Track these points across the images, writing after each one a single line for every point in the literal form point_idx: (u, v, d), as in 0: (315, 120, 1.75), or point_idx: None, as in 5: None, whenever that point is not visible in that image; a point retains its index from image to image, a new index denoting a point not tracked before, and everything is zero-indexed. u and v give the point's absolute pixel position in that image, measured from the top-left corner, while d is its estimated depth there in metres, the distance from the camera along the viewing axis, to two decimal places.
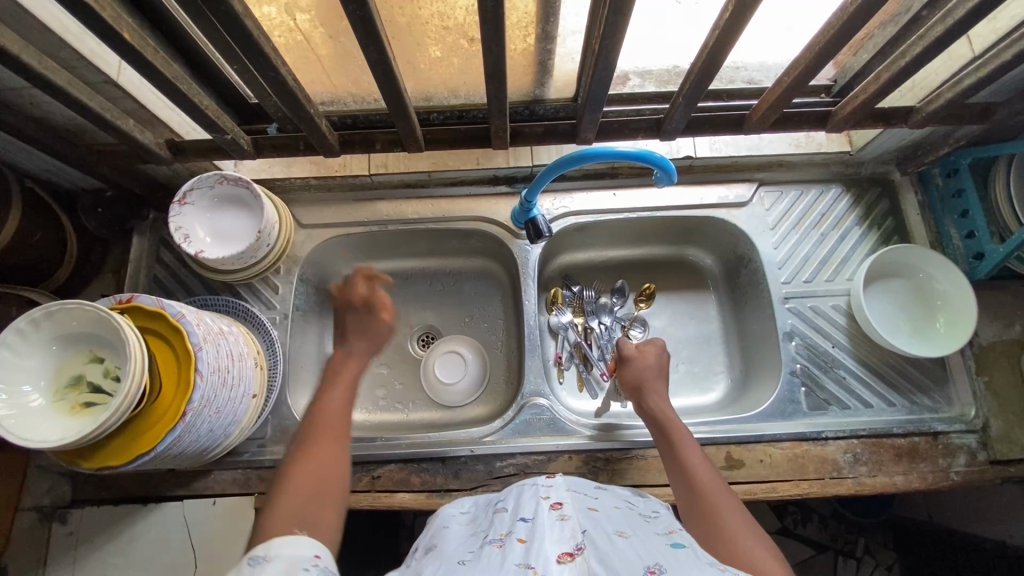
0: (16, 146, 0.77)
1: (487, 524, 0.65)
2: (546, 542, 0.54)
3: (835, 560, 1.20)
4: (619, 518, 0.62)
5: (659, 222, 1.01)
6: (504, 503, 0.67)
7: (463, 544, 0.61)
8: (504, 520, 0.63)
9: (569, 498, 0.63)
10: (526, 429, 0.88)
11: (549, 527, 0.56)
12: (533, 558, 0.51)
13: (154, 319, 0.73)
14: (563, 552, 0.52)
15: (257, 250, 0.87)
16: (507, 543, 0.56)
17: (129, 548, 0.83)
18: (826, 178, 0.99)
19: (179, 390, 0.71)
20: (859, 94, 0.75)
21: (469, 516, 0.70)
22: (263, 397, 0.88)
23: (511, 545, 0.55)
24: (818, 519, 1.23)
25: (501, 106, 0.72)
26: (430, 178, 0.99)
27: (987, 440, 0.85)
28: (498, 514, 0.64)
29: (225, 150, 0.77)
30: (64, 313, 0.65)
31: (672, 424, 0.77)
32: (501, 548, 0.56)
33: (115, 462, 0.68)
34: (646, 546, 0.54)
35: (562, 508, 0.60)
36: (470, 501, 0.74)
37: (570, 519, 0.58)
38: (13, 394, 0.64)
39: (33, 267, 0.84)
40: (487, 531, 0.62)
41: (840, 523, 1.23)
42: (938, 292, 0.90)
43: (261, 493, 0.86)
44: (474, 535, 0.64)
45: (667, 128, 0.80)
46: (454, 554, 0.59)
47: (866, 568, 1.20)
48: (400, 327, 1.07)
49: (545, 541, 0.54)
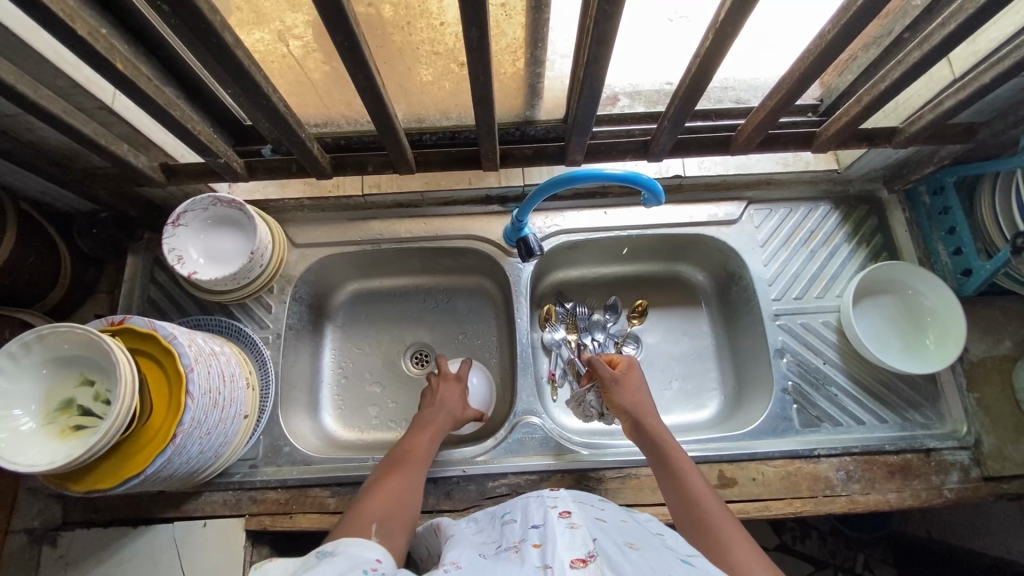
0: (12, 169, 0.78)
1: (497, 533, 0.65)
2: (559, 547, 0.54)
3: None
4: (627, 532, 0.61)
5: (650, 240, 1.02)
6: (512, 513, 0.67)
7: (478, 546, 0.62)
8: (515, 530, 0.62)
9: (578, 507, 0.63)
10: (518, 447, 0.88)
11: (561, 534, 0.57)
12: (549, 560, 0.52)
13: (146, 341, 0.74)
14: (575, 559, 0.52)
15: (251, 270, 0.87)
16: (521, 549, 0.56)
17: (118, 571, 0.83)
18: (814, 196, 1.00)
19: (169, 413, 0.71)
20: (843, 115, 0.76)
21: (475, 527, 0.69)
22: (255, 416, 0.88)
23: (526, 551, 0.56)
24: (817, 535, 1.23)
25: (490, 129, 0.73)
26: (422, 198, 1.00)
27: (980, 456, 0.85)
28: (508, 523, 0.64)
29: (218, 173, 0.78)
30: (56, 336, 0.66)
31: (674, 451, 0.75)
32: (516, 553, 0.56)
33: (105, 485, 0.68)
34: (657, 560, 0.54)
35: (572, 516, 0.60)
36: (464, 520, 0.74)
37: (580, 527, 0.58)
38: (3, 418, 0.64)
39: (27, 289, 0.85)
40: (500, 538, 0.63)
41: (839, 539, 1.23)
42: (927, 307, 0.91)
43: (252, 515, 0.85)
44: (486, 542, 0.64)
45: (654, 149, 0.82)
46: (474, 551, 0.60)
47: None
48: (394, 345, 1.07)
49: (559, 546, 0.54)
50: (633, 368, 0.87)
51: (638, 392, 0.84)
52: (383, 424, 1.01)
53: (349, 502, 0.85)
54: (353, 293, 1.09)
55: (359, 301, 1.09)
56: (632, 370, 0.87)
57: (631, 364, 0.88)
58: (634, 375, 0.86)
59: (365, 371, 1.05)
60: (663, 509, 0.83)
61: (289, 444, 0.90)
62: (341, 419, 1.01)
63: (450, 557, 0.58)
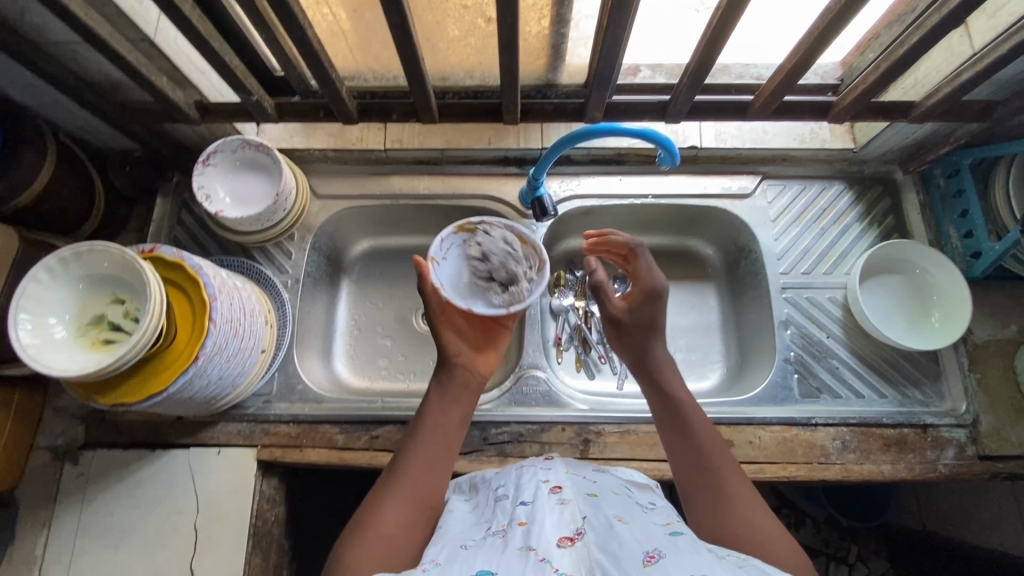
0: (58, 99, 0.82)
1: (489, 511, 0.64)
2: (547, 527, 0.55)
3: (827, 564, 1.20)
4: (619, 505, 0.62)
5: (663, 211, 1.03)
6: (503, 488, 0.67)
7: (466, 527, 0.62)
8: (504, 507, 0.62)
9: (570, 483, 0.64)
10: (522, 398, 0.91)
11: (549, 513, 0.57)
12: (533, 541, 0.53)
13: (172, 270, 0.77)
14: (562, 537, 0.53)
15: (275, 213, 0.91)
16: (508, 529, 0.56)
17: (135, 491, 0.87)
18: (829, 175, 1.01)
19: (192, 337, 0.75)
20: (860, 84, 0.77)
21: (471, 502, 0.69)
22: (272, 353, 0.91)
23: (512, 531, 0.56)
24: (812, 523, 1.23)
25: (513, 79, 0.76)
26: (442, 155, 1.02)
27: (977, 435, 0.86)
28: (499, 500, 0.64)
29: (249, 112, 0.81)
30: (92, 253, 0.69)
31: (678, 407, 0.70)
32: (502, 536, 0.56)
33: (130, 399, 0.71)
34: (645, 532, 0.55)
35: (562, 493, 0.62)
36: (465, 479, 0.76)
37: (569, 503, 0.60)
38: (39, 325, 0.68)
39: (62, 218, 0.88)
40: (489, 517, 0.62)
41: (834, 529, 1.23)
42: (936, 287, 0.92)
43: (263, 447, 0.88)
44: (477, 520, 0.63)
45: (672, 110, 0.83)
46: (457, 536, 0.59)
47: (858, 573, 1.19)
48: (407, 301, 1.10)
49: (546, 526, 0.55)
50: (655, 299, 0.78)
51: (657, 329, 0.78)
52: (391, 375, 1.05)
53: (357, 439, 0.88)
54: (370, 249, 1.12)
55: (375, 257, 1.12)
56: (653, 300, 0.78)
57: (658, 293, 0.78)
58: (650, 308, 0.78)
59: (377, 324, 1.08)
60: (660, 465, 0.85)
61: (301, 382, 0.93)
62: (352, 368, 1.05)
63: (428, 552, 0.56)
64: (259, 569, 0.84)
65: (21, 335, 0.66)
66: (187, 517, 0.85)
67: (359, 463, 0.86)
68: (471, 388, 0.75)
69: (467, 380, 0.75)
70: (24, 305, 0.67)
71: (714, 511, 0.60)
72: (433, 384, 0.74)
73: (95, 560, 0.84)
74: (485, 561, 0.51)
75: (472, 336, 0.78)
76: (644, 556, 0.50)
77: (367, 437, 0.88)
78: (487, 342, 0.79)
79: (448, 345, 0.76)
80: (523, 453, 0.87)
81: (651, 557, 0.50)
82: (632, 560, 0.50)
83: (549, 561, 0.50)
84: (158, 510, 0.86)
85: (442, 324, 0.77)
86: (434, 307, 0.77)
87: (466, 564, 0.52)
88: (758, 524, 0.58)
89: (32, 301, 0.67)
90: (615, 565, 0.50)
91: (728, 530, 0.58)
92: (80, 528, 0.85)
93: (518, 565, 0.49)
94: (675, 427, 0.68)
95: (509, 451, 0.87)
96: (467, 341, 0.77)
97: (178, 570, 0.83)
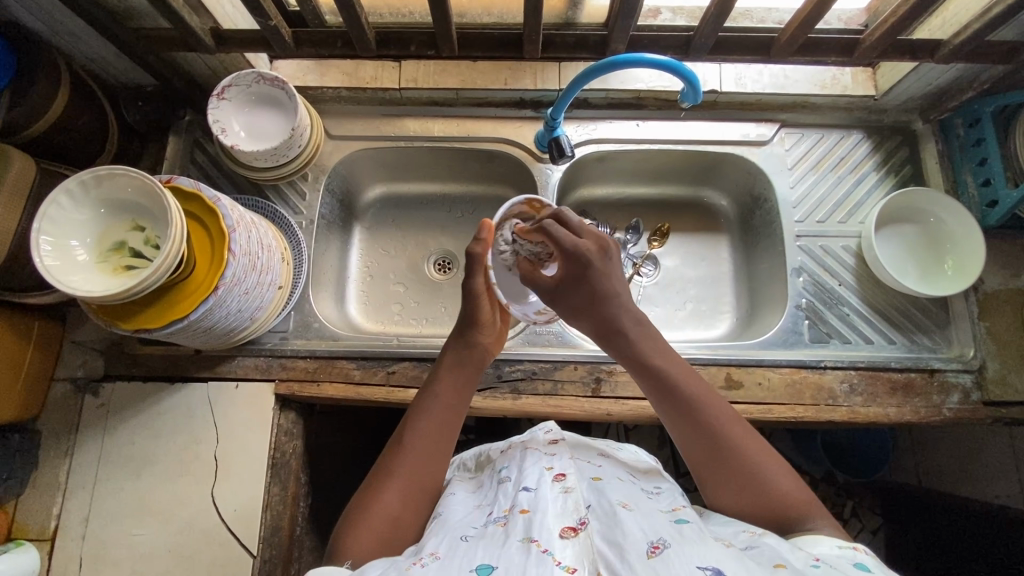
0: (72, 24, 0.80)
1: (491, 495, 0.65)
2: (549, 517, 0.55)
3: None
4: (624, 489, 0.62)
5: (679, 157, 1.02)
6: (507, 470, 0.68)
7: (467, 514, 0.62)
8: (507, 493, 0.63)
9: (574, 469, 0.65)
10: (535, 338, 0.92)
11: (553, 500, 0.58)
12: (535, 532, 0.53)
13: (190, 202, 0.76)
14: (565, 527, 0.54)
15: (290, 148, 0.90)
16: (509, 518, 0.57)
17: (155, 421, 0.88)
18: (848, 123, 1.00)
19: (212, 266, 0.74)
20: (889, 17, 0.77)
21: (473, 488, 0.70)
22: (288, 290, 0.92)
23: (513, 520, 0.56)
24: (809, 480, 1.22)
25: (535, 7, 0.74)
26: (457, 96, 1.00)
27: (983, 380, 0.87)
28: (502, 485, 0.65)
29: (269, 42, 0.82)
30: (113, 177, 0.69)
31: (681, 388, 0.65)
32: (504, 526, 0.56)
33: (150, 326, 0.71)
34: (649, 519, 0.55)
35: (565, 480, 0.62)
36: (470, 456, 0.79)
37: (573, 491, 0.60)
38: (62, 247, 0.68)
39: (77, 150, 0.88)
40: (491, 503, 0.63)
41: (830, 485, 1.22)
42: (950, 234, 0.93)
43: (281, 381, 0.90)
44: (480, 506, 0.64)
45: (696, 44, 0.82)
46: (458, 525, 0.60)
47: (852, 529, 1.18)
48: (418, 248, 1.10)
49: (548, 515, 0.55)
50: (589, 264, 0.68)
51: (614, 285, 0.69)
52: (403, 320, 1.05)
53: (373, 375, 0.90)
54: (382, 195, 1.11)
55: (387, 203, 1.12)
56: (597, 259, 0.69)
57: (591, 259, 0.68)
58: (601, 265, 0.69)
59: (389, 271, 1.09)
60: None
61: (318, 320, 0.94)
62: (365, 311, 1.06)
63: (430, 544, 0.56)
64: (278, 498, 0.86)
65: (43, 257, 0.66)
66: (208, 447, 0.87)
67: (376, 397, 0.88)
68: (482, 369, 0.75)
69: (481, 359, 0.75)
70: (45, 227, 0.67)
71: (732, 485, 0.61)
72: (446, 360, 0.73)
73: (120, 486, 0.86)
74: (488, 553, 0.52)
75: (498, 323, 0.76)
76: (649, 548, 0.50)
77: (383, 372, 0.90)
78: (505, 324, 0.79)
79: (478, 326, 0.74)
80: (536, 390, 0.89)
81: (654, 548, 0.50)
82: (636, 554, 0.50)
83: (551, 553, 0.51)
84: (178, 440, 0.87)
85: (481, 302, 0.73)
86: (476, 287, 0.72)
87: (468, 556, 0.52)
88: (781, 483, 0.61)
89: (55, 222, 0.68)
90: (617, 557, 0.50)
91: (752, 502, 0.60)
92: (103, 455, 0.87)
93: (519, 558, 0.50)
94: (674, 405, 0.65)
95: (522, 388, 0.89)
96: (496, 323, 0.76)
97: (200, 496, 0.85)
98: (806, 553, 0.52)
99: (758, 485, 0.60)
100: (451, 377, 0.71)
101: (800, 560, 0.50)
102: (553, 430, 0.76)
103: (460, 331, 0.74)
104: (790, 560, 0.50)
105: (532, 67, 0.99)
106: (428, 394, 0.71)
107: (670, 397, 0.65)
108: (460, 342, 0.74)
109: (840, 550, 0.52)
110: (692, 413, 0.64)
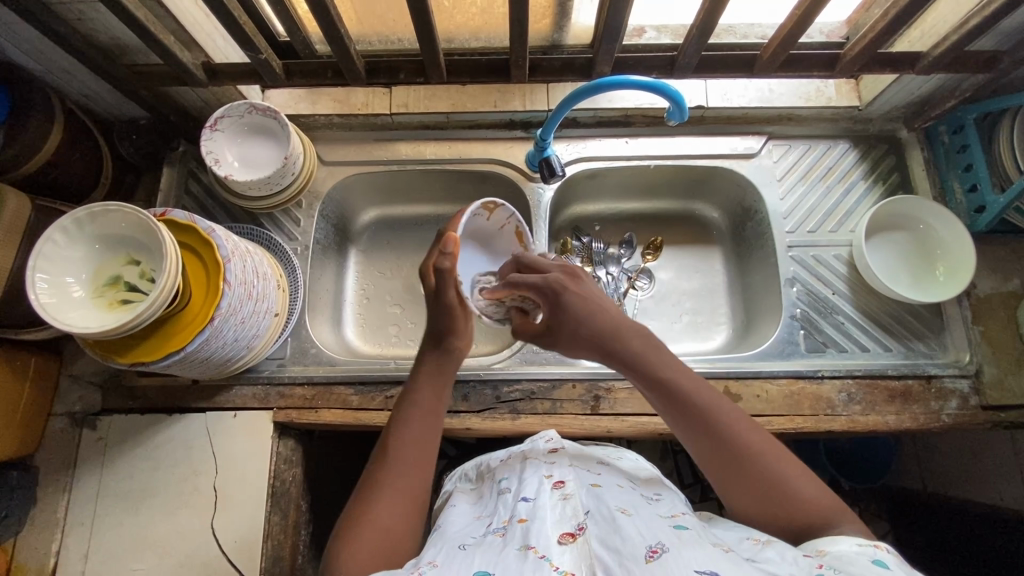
0: (65, 62, 0.81)
1: (491, 506, 0.65)
2: (548, 524, 0.56)
3: None
4: (623, 496, 0.62)
5: (668, 173, 1.03)
6: (507, 480, 0.68)
7: (467, 524, 0.63)
8: (506, 502, 0.63)
9: (573, 476, 0.65)
10: (532, 357, 0.93)
11: (552, 509, 0.58)
12: (533, 540, 0.54)
13: (184, 233, 0.76)
14: (564, 534, 0.54)
15: (283, 177, 0.91)
16: (508, 527, 0.58)
17: (153, 454, 0.88)
18: (834, 134, 1.02)
19: (208, 296, 0.74)
20: (869, 31, 0.78)
21: (474, 499, 0.70)
22: (284, 317, 0.92)
23: (511, 529, 0.57)
24: None
25: (522, 32, 0.76)
26: (448, 120, 1.02)
27: (980, 385, 0.87)
28: (502, 495, 0.65)
29: (259, 74, 0.83)
30: (106, 214, 0.70)
31: (682, 395, 0.64)
32: (502, 534, 0.57)
33: (148, 358, 0.71)
34: (649, 524, 0.55)
35: (565, 487, 0.62)
36: (472, 466, 0.80)
37: (572, 498, 0.60)
38: (57, 284, 0.68)
39: (72, 186, 0.89)
40: (491, 514, 0.63)
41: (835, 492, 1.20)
42: (940, 240, 0.94)
43: (280, 409, 0.90)
44: (481, 515, 0.65)
45: (681, 63, 0.83)
46: (456, 535, 0.60)
47: None
48: (414, 270, 1.11)
49: (546, 524, 0.56)
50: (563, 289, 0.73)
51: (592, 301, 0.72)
52: (401, 341, 1.05)
53: (372, 400, 0.90)
54: (377, 218, 1.12)
55: (382, 226, 1.12)
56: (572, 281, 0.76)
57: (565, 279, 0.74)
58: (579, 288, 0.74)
59: (385, 293, 1.09)
60: (667, 418, 0.87)
61: (315, 346, 0.94)
62: (362, 334, 1.06)
63: (427, 555, 0.55)
64: (279, 527, 0.86)
65: (39, 294, 0.66)
66: (207, 477, 0.86)
67: (374, 422, 0.88)
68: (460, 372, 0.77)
69: (456, 363, 0.76)
70: (41, 265, 0.67)
71: (751, 497, 0.60)
72: (426, 367, 0.74)
73: (120, 520, 0.85)
74: (485, 560, 0.52)
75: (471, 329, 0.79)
76: (646, 551, 0.50)
77: (381, 397, 0.90)
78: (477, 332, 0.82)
79: (454, 333, 0.76)
80: (535, 409, 0.89)
81: (653, 552, 0.50)
82: (634, 557, 0.49)
83: (549, 559, 0.51)
84: (177, 471, 0.87)
85: (455, 313, 0.76)
86: (449, 299, 0.76)
87: (465, 565, 0.52)
88: (791, 487, 0.59)
89: (49, 260, 0.68)
90: (615, 560, 0.50)
91: (775, 514, 0.59)
92: (102, 489, 0.87)
93: (517, 565, 0.50)
94: (681, 409, 0.64)
95: (521, 408, 0.89)
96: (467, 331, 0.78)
97: (201, 528, 0.85)
98: (812, 560, 0.50)
99: (779, 494, 0.58)
100: (428, 382, 0.73)
101: (804, 571, 0.48)
102: (554, 440, 0.76)
103: (436, 336, 0.76)
104: (794, 571, 0.48)
105: (521, 89, 1.01)
106: (407, 399, 0.71)
107: (676, 404, 0.64)
108: (436, 350, 0.75)
109: (860, 547, 0.51)
110: (697, 412, 0.63)
